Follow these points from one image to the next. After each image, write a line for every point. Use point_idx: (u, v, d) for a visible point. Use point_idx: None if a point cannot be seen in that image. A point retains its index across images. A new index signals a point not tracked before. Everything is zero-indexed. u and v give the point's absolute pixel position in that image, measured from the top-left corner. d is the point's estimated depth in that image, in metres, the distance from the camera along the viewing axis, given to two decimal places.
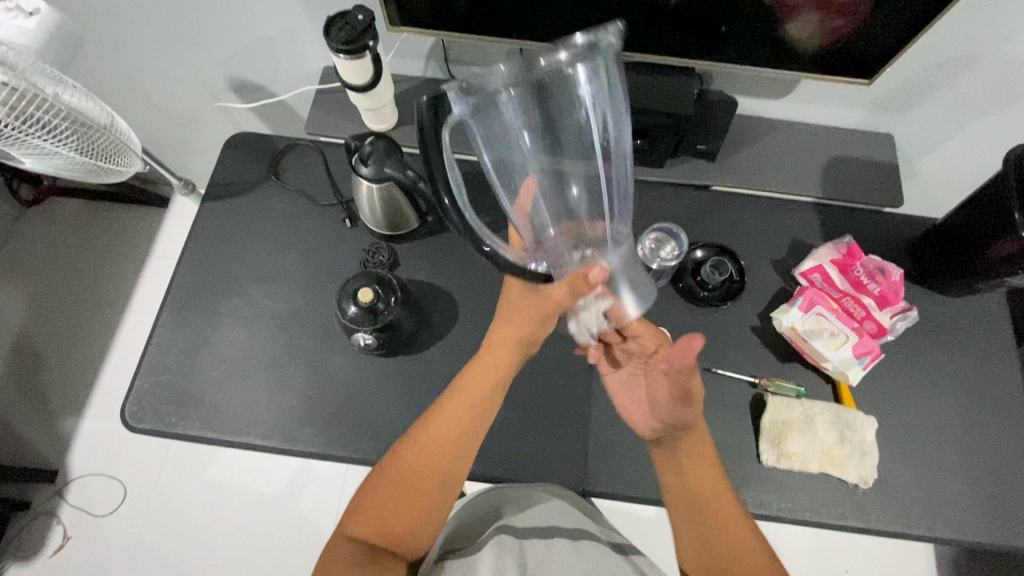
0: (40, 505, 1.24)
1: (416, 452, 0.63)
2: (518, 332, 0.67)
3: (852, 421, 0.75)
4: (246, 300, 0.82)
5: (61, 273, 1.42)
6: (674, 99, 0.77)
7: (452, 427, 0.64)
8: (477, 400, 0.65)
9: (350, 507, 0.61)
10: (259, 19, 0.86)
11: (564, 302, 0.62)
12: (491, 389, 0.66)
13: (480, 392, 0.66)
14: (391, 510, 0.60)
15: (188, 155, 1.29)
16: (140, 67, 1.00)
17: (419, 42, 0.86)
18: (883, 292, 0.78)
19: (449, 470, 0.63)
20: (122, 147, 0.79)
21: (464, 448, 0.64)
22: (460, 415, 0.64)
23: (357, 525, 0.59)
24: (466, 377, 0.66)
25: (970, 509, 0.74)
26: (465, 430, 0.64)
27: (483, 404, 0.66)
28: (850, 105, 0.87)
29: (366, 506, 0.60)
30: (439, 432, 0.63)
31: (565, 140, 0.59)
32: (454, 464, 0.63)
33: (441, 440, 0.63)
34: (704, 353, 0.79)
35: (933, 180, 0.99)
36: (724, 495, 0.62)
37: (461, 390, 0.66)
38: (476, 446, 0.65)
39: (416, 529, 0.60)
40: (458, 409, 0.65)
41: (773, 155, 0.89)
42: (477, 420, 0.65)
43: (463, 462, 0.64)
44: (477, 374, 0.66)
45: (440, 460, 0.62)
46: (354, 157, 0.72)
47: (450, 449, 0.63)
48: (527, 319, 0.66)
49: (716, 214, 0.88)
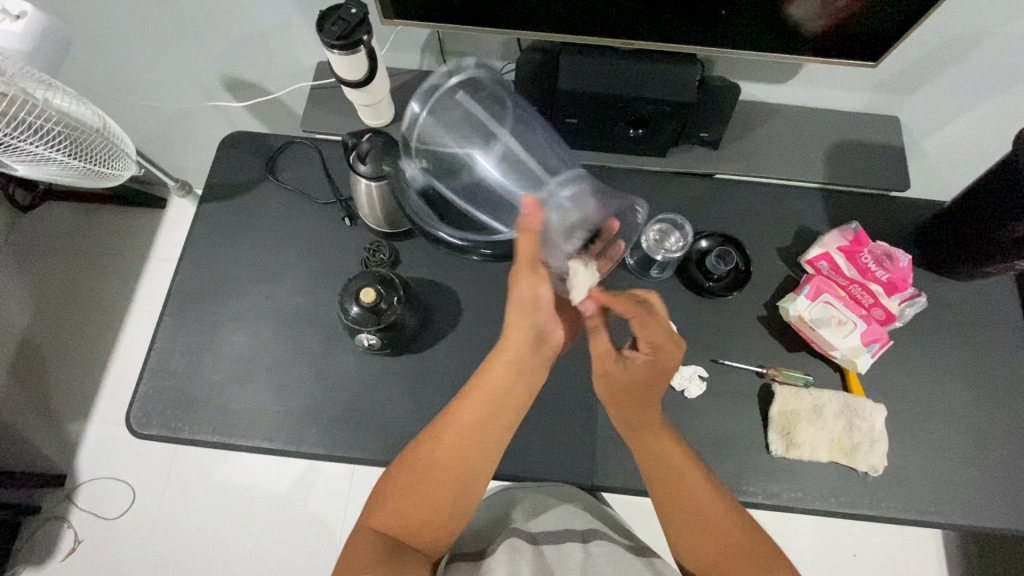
0: (50, 509, 1.25)
1: (439, 443, 0.61)
2: (524, 302, 0.62)
3: (862, 409, 0.74)
4: (247, 302, 0.81)
5: (60, 277, 1.41)
6: (677, 86, 0.76)
7: (479, 416, 0.62)
8: (500, 388, 0.63)
9: (369, 500, 0.62)
10: (249, 15, 0.84)
11: (527, 253, 0.61)
12: (515, 377, 0.63)
13: (504, 381, 0.63)
14: (412, 501, 0.60)
15: (182, 155, 1.28)
16: (132, 68, 0.98)
17: (414, 34, 0.84)
18: (891, 279, 0.77)
19: (467, 460, 0.61)
20: (115, 150, 0.78)
21: (488, 435, 0.62)
22: (481, 404, 0.62)
23: (376, 518, 0.59)
24: (489, 367, 0.63)
25: (982, 493, 0.74)
26: (488, 419, 0.62)
27: (506, 391, 0.63)
28: (855, 88, 0.86)
29: (388, 498, 0.60)
30: (461, 422, 0.62)
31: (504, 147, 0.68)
32: (479, 453, 0.62)
33: (462, 430, 0.62)
34: (711, 344, 0.79)
35: (939, 162, 0.98)
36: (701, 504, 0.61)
37: (484, 380, 0.63)
38: (501, 433, 0.63)
39: (443, 517, 0.60)
40: (480, 397, 0.62)
41: (777, 141, 0.87)
42: (503, 409, 0.63)
43: (489, 450, 0.63)
44: (502, 364, 0.63)
45: (463, 449, 0.61)
46: (352, 155, 0.72)
47: (474, 438, 0.62)
48: (526, 285, 0.62)
49: (720, 203, 0.87)
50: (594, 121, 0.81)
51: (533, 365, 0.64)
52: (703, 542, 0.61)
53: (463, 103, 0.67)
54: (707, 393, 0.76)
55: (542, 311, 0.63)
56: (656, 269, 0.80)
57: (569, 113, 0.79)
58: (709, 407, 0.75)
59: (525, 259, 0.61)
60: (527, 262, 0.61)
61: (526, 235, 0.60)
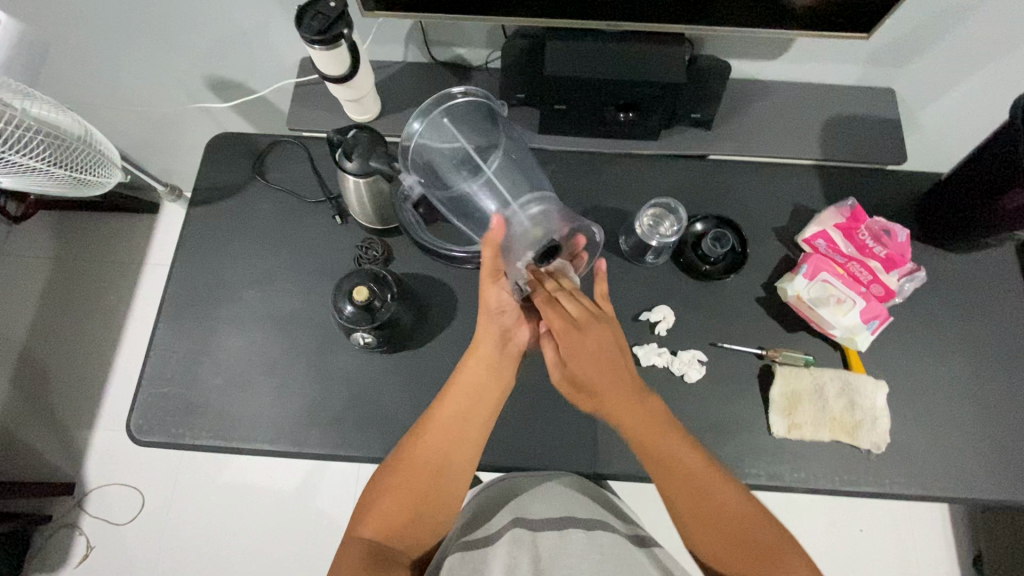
0: (62, 516, 1.26)
1: (421, 443, 0.62)
2: (494, 318, 0.65)
3: (863, 386, 0.74)
4: (241, 305, 0.81)
5: (57, 287, 1.40)
6: (666, 67, 0.74)
7: (457, 417, 0.63)
8: (476, 385, 0.64)
9: (358, 507, 0.62)
10: (228, 12, 0.83)
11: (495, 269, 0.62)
12: (489, 373, 0.65)
13: (478, 377, 0.65)
14: (398, 503, 0.60)
15: (171, 159, 1.27)
16: (113, 73, 0.97)
17: (396, 26, 0.83)
18: (889, 254, 0.76)
19: (448, 459, 0.62)
20: (99, 157, 0.77)
21: (467, 432, 0.63)
22: (458, 402, 0.64)
23: (368, 527, 0.59)
24: (462, 365, 0.65)
25: (985, 466, 0.74)
26: (465, 416, 0.64)
27: (481, 388, 0.64)
28: (849, 61, 0.84)
29: (375, 503, 0.60)
30: (441, 420, 0.63)
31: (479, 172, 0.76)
32: (458, 451, 0.63)
33: (442, 428, 0.63)
34: (709, 327, 0.78)
35: (936, 133, 0.96)
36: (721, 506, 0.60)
37: (460, 381, 0.64)
38: (479, 430, 0.64)
39: (425, 516, 0.61)
40: (458, 397, 0.64)
41: (770, 119, 0.86)
42: (479, 407, 0.64)
43: (468, 447, 0.63)
44: (474, 361, 0.65)
45: (444, 447, 0.62)
46: (337, 152, 0.70)
47: (453, 436, 0.63)
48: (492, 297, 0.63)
49: (714, 184, 0.85)
50: (583, 106, 0.79)
51: (505, 364, 0.66)
52: (720, 543, 0.60)
53: (465, 135, 0.75)
54: (708, 378, 0.76)
55: (506, 315, 0.65)
56: (652, 254, 0.80)
57: (558, 99, 0.78)
58: (709, 392, 0.75)
59: (487, 272, 0.62)
60: (491, 274, 0.62)
61: (491, 251, 0.62)
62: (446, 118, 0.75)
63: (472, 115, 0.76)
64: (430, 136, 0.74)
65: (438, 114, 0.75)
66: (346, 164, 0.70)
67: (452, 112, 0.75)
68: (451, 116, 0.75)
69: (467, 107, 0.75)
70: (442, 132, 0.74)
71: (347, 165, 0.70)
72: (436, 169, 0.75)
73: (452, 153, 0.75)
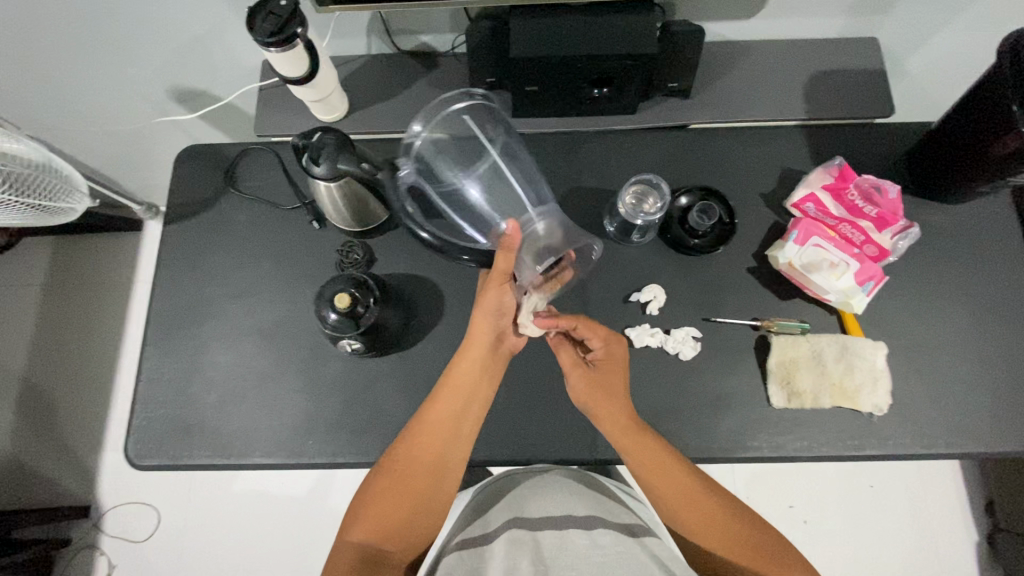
0: (81, 539, 1.28)
1: (414, 444, 0.63)
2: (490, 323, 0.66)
3: (862, 350, 0.72)
4: (227, 320, 0.80)
5: (49, 314, 1.40)
6: (637, 36, 0.70)
7: (449, 416, 0.64)
8: (470, 384, 0.65)
9: (351, 510, 0.63)
10: (180, 19, 0.80)
11: (507, 272, 0.65)
12: (480, 375, 0.66)
13: (472, 376, 0.65)
14: (391, 505, 0.62)
15: (148, 175, 1.24)
16: (73, 92, 0.94)
17: (355, 18, 0.80)
18: (881, 214, 0.75)
19: (440, 458, 0.63)
20: (66, 186, 0.75)
21: (459, 432, 0.65)
22: (450, 402, 0.64)
23: (360, 530, 0.61)
24: (453, 368, 0.65)
25: (992, 420, 0.73)
26: (458, 414, 0.65)
27: (473, 387, 0.66)
28: (828, 13, 0.80)
29: (366, 504, 0.62)
30: (434, 420, 0.63)
31: (480, 172, 0.74)
32: (449, 450, 0.64)
33: (435, 432, 0.63)
34: (702, 302, 0.77)
35: (925, 80, 0.92)
36: (713, 509, 0.64)
37: (452, 379, 0.65)
38: (470, 430, 0.66)
39: (416, 521, 0.63)
40: (449, 395, 0.64)
41: (750, 82, 0.83)
42: (469, 405, 0.65)
43: (460, 445, 0.65)
44: (465, 363, 0.65)
45: (437, 448, 0.63)
46: (304, 156, 0.67)
47: (447, 437, 0.64)
48: (492, 296, 0.65)
49: (697, 154, 0.83)
50: (557, 85, 0.77)
51: (495, 361, 0.68)
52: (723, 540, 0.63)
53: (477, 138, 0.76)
54: (706, 355, 0.75)
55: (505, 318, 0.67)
56: (637, 233, 0.78)
57: (528, 79, 0.75)
58: (706, 369, 0.74)
59: (497, 273, 0.64)
60: (501, 276, 0.64)
61: (505, 252, 0.64)
62: (469, 118, 0.75)
63: (489, 119, 0.76)
64: (433, 139, 0.75)
65: (460, 113, 0.75)
66: (317, 172, 0.67)
67: (476, 112, 0.75)
68: (448, 120, 0.75)
69: (464, 110, 0.75)
70: (450, 136, 0.75)
71: (317, 173, 0.67)
72: (433, 165, 0.73)
73: (461, 150, 0.75)
